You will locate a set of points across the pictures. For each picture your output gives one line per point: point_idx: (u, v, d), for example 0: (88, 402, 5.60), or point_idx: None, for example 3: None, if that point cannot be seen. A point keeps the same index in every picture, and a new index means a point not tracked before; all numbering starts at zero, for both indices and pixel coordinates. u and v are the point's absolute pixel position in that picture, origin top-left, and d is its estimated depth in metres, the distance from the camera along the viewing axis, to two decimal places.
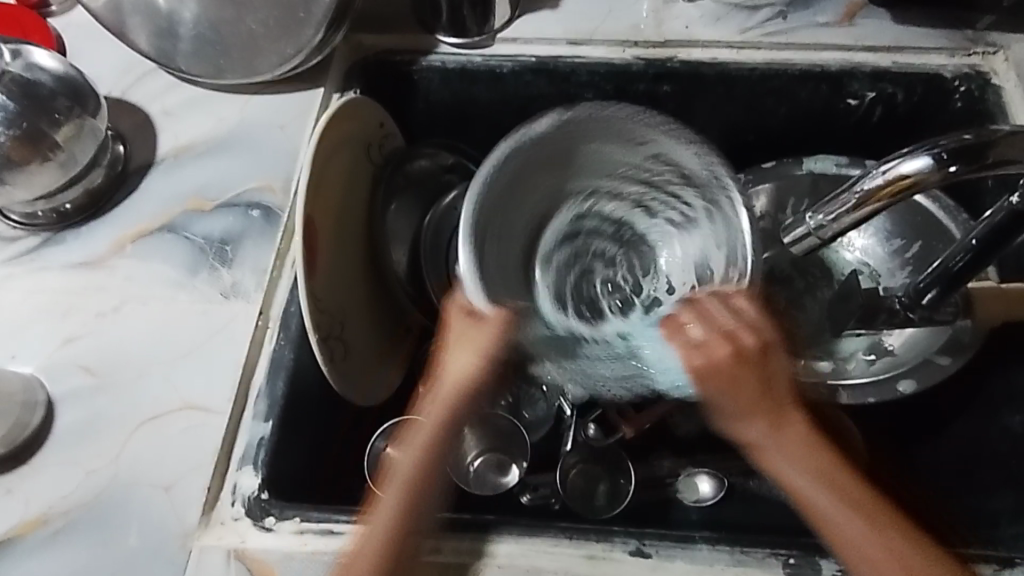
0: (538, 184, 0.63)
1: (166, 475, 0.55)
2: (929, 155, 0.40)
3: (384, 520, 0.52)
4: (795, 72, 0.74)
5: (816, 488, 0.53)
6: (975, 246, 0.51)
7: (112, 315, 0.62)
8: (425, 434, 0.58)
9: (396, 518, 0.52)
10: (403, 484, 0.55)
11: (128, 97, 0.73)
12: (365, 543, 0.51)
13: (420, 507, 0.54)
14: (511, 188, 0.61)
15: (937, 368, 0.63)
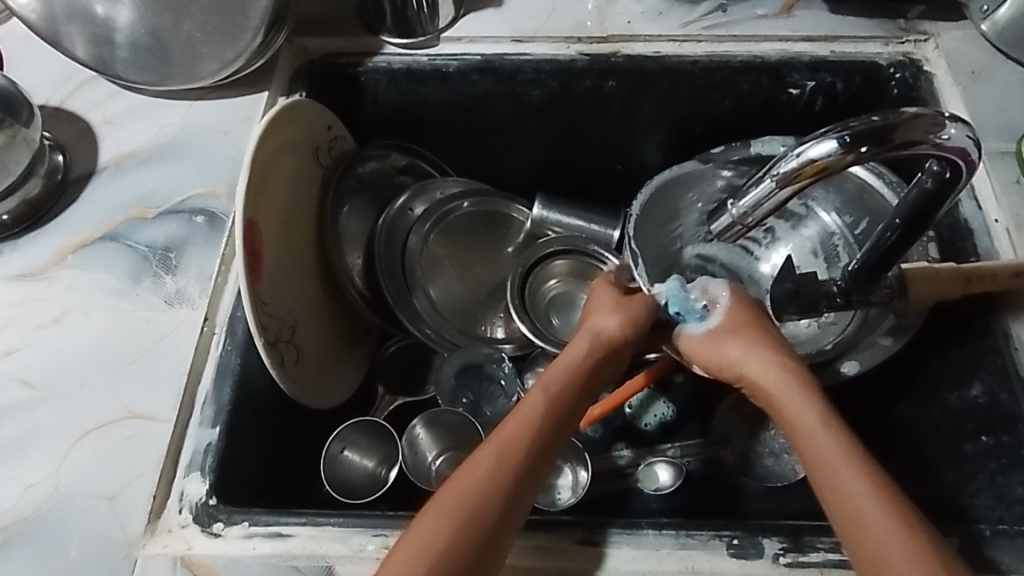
0: (663, 223, 0.77)
1: (110, 485, 0.54)
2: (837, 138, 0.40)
3: (508, 430, 0.50)
4: (736, 64, 0.75)
5: (847, 464, 0.45)
6: (899, 224, 0.51)
7: (53, 326, 0.61)
8: (571, 364, 0.56)
9: (515, 440, 0.50)
10: (534, 409, 0.52)
11: (67, 106, 0.73)
12: (507, 453, 0.49)
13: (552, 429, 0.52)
14: (654, 222, 0.75)
15: (879, 348, 0.64)
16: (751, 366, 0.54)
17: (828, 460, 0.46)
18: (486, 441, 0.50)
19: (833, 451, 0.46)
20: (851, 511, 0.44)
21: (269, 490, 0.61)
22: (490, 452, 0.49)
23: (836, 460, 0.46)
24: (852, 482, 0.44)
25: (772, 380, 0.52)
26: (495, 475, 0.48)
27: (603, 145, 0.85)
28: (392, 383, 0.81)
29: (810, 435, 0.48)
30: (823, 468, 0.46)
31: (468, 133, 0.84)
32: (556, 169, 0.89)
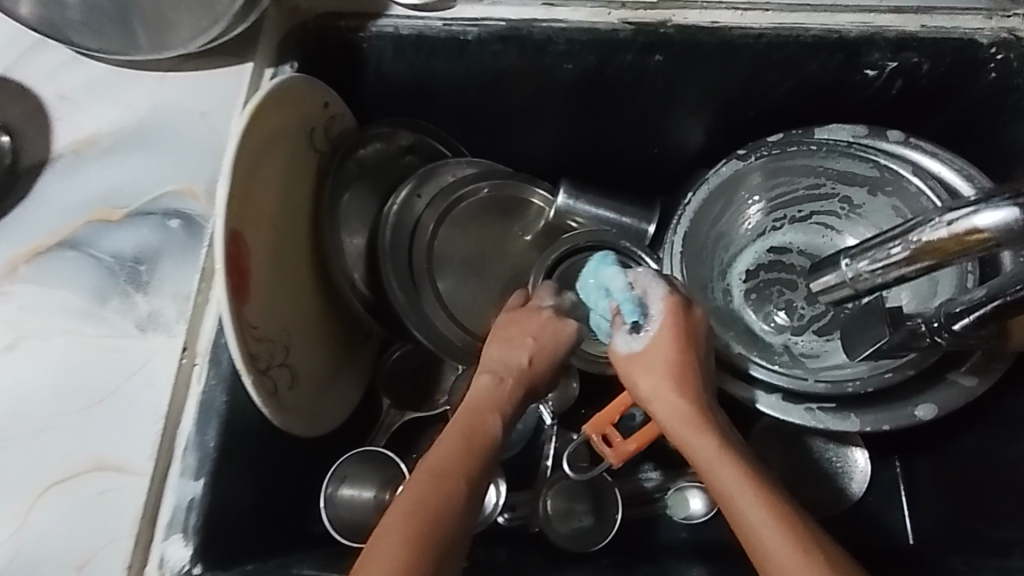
0: (719, 225, 0.70)
1: (79, 551, 0.47)
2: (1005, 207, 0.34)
3: (422, 478, 0.46)
4: (808, 39, 0.63)
5: (780, 532, 0.44)
6: None
7: (8, 354, 0.52)
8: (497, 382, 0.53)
9: (434, 494, 0.45)
10: (455, 447, 0.48)
11: (14, 76, 0.61)
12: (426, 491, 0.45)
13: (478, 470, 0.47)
14: (701, 231, 0.67)
15: (960, 390, 0.56)
16: (658, 396, 0.53)
17: (764, 534, 0.44)
18: (404, 492, 0.45)
19: (760, 516, 0.44)
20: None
21: (262, 538, 0.55)
22: (410, 505, 0.44)
23: (764, 527, 0.44)
24: (784, 555, 0.43)
25: (674, 421, 0.51)
26: (413, 534, 0.43)
27: (639, 127, 0.74)
28: (398, 396, 0.72)
29: (739, 500, 0.46)
30: (761, 540, 0.44)
31: (487, 110, 0.72)
32: (582, 151, 0.78)
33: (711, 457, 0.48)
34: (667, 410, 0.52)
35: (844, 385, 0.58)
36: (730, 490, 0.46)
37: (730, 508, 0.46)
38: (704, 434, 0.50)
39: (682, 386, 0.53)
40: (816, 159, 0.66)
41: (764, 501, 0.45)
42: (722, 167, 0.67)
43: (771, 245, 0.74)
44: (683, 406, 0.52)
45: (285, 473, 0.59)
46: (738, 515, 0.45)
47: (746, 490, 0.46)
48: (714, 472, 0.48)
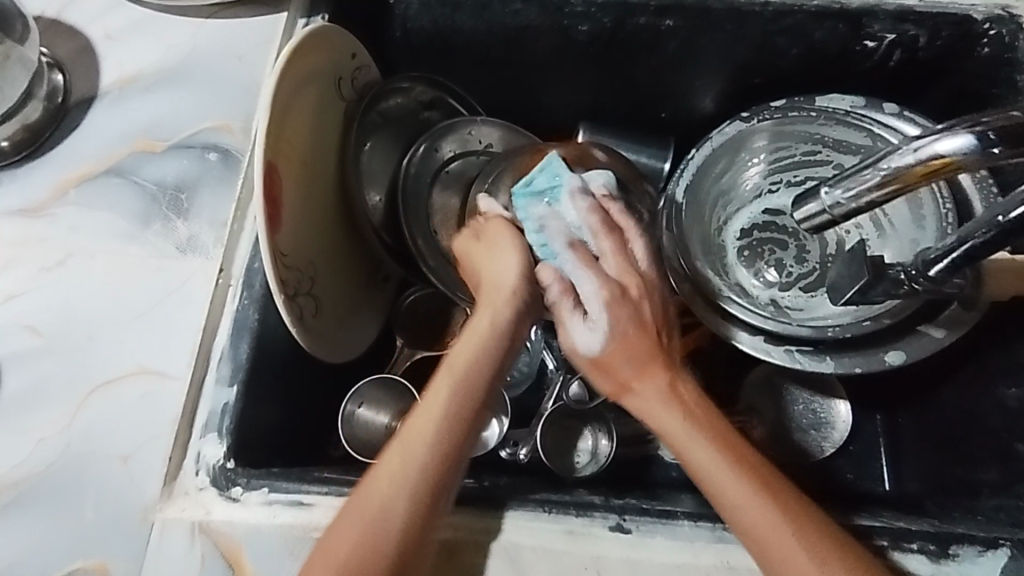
0: (719, 186, 0.74)
1: (124, 445, 0.52)
2: (971, 134, 0.34)
3: (416, 448, 0.48)
4: (812, 8, 0.66)
5: (744, 492, 0.48)
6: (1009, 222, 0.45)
7: (57, 270, 0.57)
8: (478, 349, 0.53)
9: (415, 466, 0.47)
10: (440, 412, 0.50)
11: (65, 17, 0.65)
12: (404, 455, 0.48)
13: (462, 430, 0.50)
14: (700, 189, 0.72)
15: (931, 340, 0.60)
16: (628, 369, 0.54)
17: (741, 497, 0.47)
18: (388, 465, 0.48)
19: (731, 480, 0.48)
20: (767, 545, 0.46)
21: (286, 448, 0.59)
22: (398, 477, 0.47)
23: (728, 488, 0.48)
24: (754, 517, 0.47)
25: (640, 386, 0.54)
26: (397, 504, 0.46)
27: (649, 90, 0.77)
28: (412, 336, 0.76)
29: (710, 472, 0.49)
30: (739, 506, 0.47)
31: (505, 68, 0.76)
32: (594, 113, 0.81)
33: (679, 428, 0.51)
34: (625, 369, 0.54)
35: (827, 331, 0.62)
36: (699, 456, 0.50)
37: (709, 481, 0.49)
38: (665, 406, 0.52)
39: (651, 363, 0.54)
40: (813, 125, 0.70)
41: (733, 466, 0.49)
42: (725, 128, 0.72)
43: (767, 206, 0.76)
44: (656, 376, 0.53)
45: (307, 395, 0.64)
46: (721, 490, 0.48)
47: (715, 458, 0.49)
48: (678, 439, 0.51)
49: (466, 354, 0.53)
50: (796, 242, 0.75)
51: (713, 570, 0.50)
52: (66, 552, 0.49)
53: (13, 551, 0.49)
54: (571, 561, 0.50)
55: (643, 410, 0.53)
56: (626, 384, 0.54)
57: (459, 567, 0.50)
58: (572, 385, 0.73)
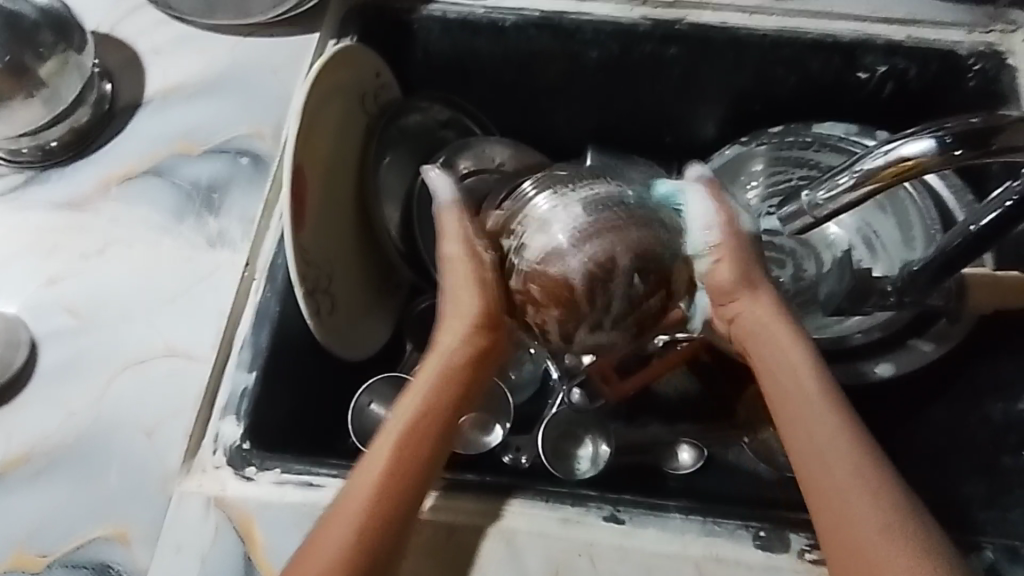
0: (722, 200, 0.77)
1: (149, 421, 0.56)
2: (932, 138, 0.41)
3: (348, 512, 0.46)
4: (808, 40, 0.70)
5: (847, 469, 0.44)
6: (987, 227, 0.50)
7: (98, 258, 0.62)
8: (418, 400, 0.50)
9: (353, 535, 0.45)
10: (369, 489, 0.47)
11: (117, 32, 0.71)
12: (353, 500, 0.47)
13: (407, 492, 0.48)
14: None
15: (919, 353, 0.63)
16: (764, 326, 0.51)
17: (825, 458, 0.45)
18: (329, 530, 0.46)
19: (832, 455, 0.45)
20: (839, 512, 0.43)
21: (299, 436, 0.62)
22: (339, 536, 0.45)
23: (836, 442, 0.45)
24: (845, 485, 0.44)
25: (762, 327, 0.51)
26: (346, 562, 0.45)
27: (654, 114, 0.81)
28: (421, 340, 0.78)
29: (814, 434, 0.46)
30: (823, 476, 0.45)
31: (516, 90, 0.80)
32: (601, 136, 0.85)
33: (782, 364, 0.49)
34: (776, 327, 0.51)
35: (817, 339, 0.65)
36: (819, 421, 0.46)
37: (813, 460, 0.45)
38: (787, 331, 0.50)
39: (771, 308, 0.51)
40: (808, 149, 0.75)
41: (840, 433, 0.46)
42: (729, 147, 0.77)
43: None
44: (768, 317, 0.51)
45: (319, 387, 0.67)
46: (821, 453, 0.45)
47: (818, 400, 0.47)
48: (797, 380, 0.48)
49: (403, 410, 0.50)
50: None
51: (703, 561, 0.51)
52: (92, 514, 0.53)
53: (44, 511, 0.54)
54: (565, 546, 0.52)
55: (748, 329, 0.51)
56: (742, 316, 0.52)
57: (456, 546, 0.52)
58: (573, 392, 0.73)
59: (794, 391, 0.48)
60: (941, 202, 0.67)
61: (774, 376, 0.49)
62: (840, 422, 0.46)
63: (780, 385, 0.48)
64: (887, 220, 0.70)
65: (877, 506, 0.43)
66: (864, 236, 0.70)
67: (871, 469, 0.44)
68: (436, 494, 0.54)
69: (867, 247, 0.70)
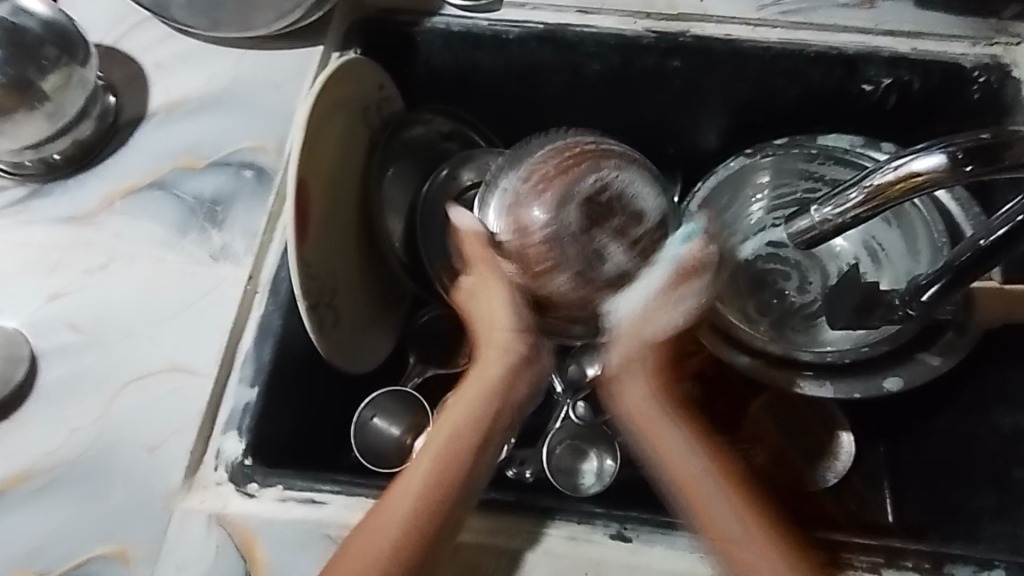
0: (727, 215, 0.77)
1: (151, 437, 0.55)
2: (942, 153, 0.41)
3: (393, 524, 0.49)
4: (811, 53, 0.70)
5: (718, 477, 0.53)
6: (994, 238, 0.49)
7: (101, 273, 0.62)
8: (460, 420, 0.55)
9: (393, 549, 0.49)
10: (405, 508, 0.50)
11: (120, 46, 0.71)
12: (386, 520, 0.50)
13: (437, 519, 0.50)
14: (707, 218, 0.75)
15: (927, 367, 0.61)
16: (655, 419, 0.56)
17: (703, 478, 0.53)
18: (363, 543, 0.49)
19: (739, 524, 0.50)
20: (741, 560, 0.49)
21: (300, 452, 0.62)
22: (382, 550, 0.48)
23: (705, 472, 0.53)
24: (742, 534, 0.50)
25: (646, 409, 0.56)
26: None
27: (657, 126, 0.81)
28: (424, 353, 0.77)
29: (710, 505, 0.51)
30: (739, 545, 0.50)
31: (520, 103, 0.80)
32: None
33: (693, 455, 0.54)
34: (639, 398, 0.57)
35: (826, 356, 0.63)
36: (670, 442, 0.55)
37: (721, 529, 0.50)
38: (635, 373, 0.57)
39: (650, 376, 0.58)
40: (814, 161, 0.73)
41: (730, 501, 0.51)
42: (732, 160, 0.75)
43: (769, 240, 0.77)
44: (647, 400, 0.57)
45: (323, 401, 0.67)
46: (710, 504, 0.51)
47: (679, 436, 0.55)
48: (679, 458, 0.54)
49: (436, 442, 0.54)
50: (799, 272, 0.76)
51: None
52: (93, 532, 0.53)
53: (43, 530, 0.53)
54: (572, 563, 0.51)
55: (643, 420, 0.56)
56: (623, 398, 0.57)
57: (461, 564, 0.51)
58: (578, 405, 0.71)
59: (639, 419, 0.56)
60: (950, 215, 0.65)
61: (668, 451, 0.54)
62: (719, 478, 0.53)
63: (643, 438, 0.56)
64: (892, 234, 0.70)
65: (775, 553, 0.49)
66: (870, 248, 0.73)
67: (761, 519, 0.51)
68: None
69: (876, 257, 0.72)
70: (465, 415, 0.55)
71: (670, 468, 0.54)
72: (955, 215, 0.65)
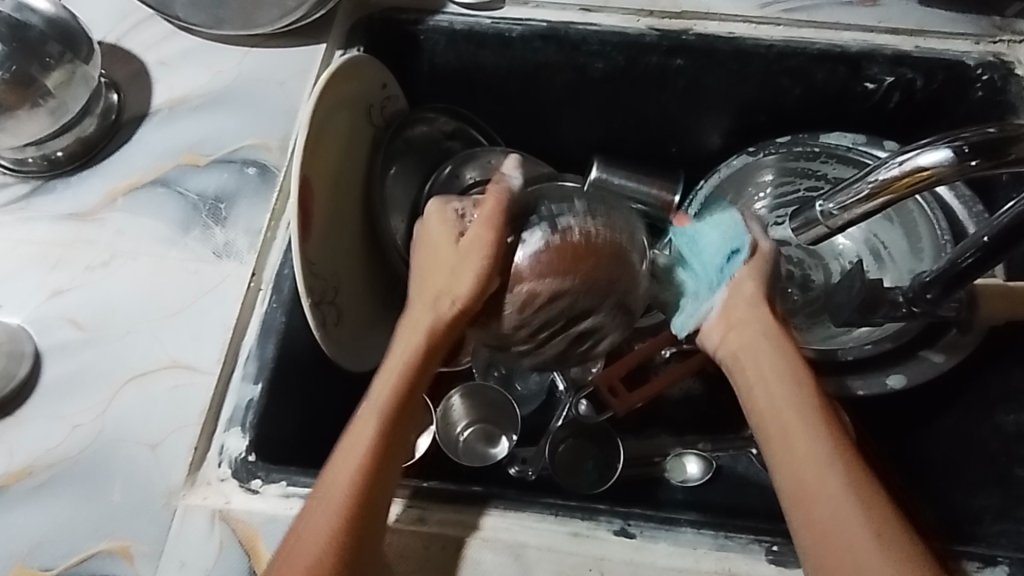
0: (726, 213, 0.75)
1: (153, 434, 0.55)
2: (948, 147, 0.40)
3: (334, 495, 0.47)
4: (814, 51, 0.70)
5: (825, 447, 0.44)
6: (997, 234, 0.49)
7: (103, 270, 0.62)
8: (394, 380, 0.52)
9: (334, 521, 0.46)
10: (350, 476, 0.48)
11: (123, 44, 0.71)
12: (330, 490, 0.47)
13: (373, 486, 0.48)
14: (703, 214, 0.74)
15: (931, 365, 0.62)
16: (756, 351, 0.49)
17: (802, 443, 0.44)
18: (311, 518, 0.46)
19: (822, 466, 0.43)
20: (816, 501, 0.43)
21: (303, 449, 0.62)
22: (323, 528, 0.46)
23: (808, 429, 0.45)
24: (839, 503, 0.42)
25: (766, 373, 0.48)
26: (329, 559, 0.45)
27: (660, 125, 0.81)
28: None
29: (804, 467, 0.44)
30: (822, 492, 0.43)
31: (522, 101, 0.80)
32: (607, 147, 0.85)
33: (772, 386, 0.47)
34: (778, 367, 0.48)
35: (830, 353, 0.64)
36: (767, 398, 0.47)
37: (798, 471, 0.44)
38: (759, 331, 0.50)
39: (747, 309, 0.51)
40: (816, 160, 0.74)
41: (829, 466, 0.43)
42: (734, 159, 0.76)
43: (772, 236, 0.74)
44: (781, 358, 0.48)
45: (326, 399, 0.67)
46: (800, 446, 0.44)
47: (797, 400, 0.46)
48: (771, 416, 0.46)
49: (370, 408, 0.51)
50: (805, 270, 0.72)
51: None
52: (94, 529, 0.53)
53: (46, 526, 0.53)
54: (574, 561, 0.51)
55: (742, 355, 0.50)
56: (751, 368, 0.49)
57: (463, 562, 0.51)
58: (580, 404, 0.72)
59: (758, 382, 0.48)
60: (952, 211, 0.66)
61: (768, 410, 0.47)
62: (825, 445, 0.44)
63: (760, 390, 0.48)
64: (893, 233, 0.70)
65: (868, 510, 0.41)
66: (872, 246, 0.73)
67: (852, 465, 0.43)
68: (442, 507, 0.53)
69: (879, 257, 0.72)
70: (406, 354, 0.53)
71: (773, 429, 0.46)
72: (958, 212, 0.65)
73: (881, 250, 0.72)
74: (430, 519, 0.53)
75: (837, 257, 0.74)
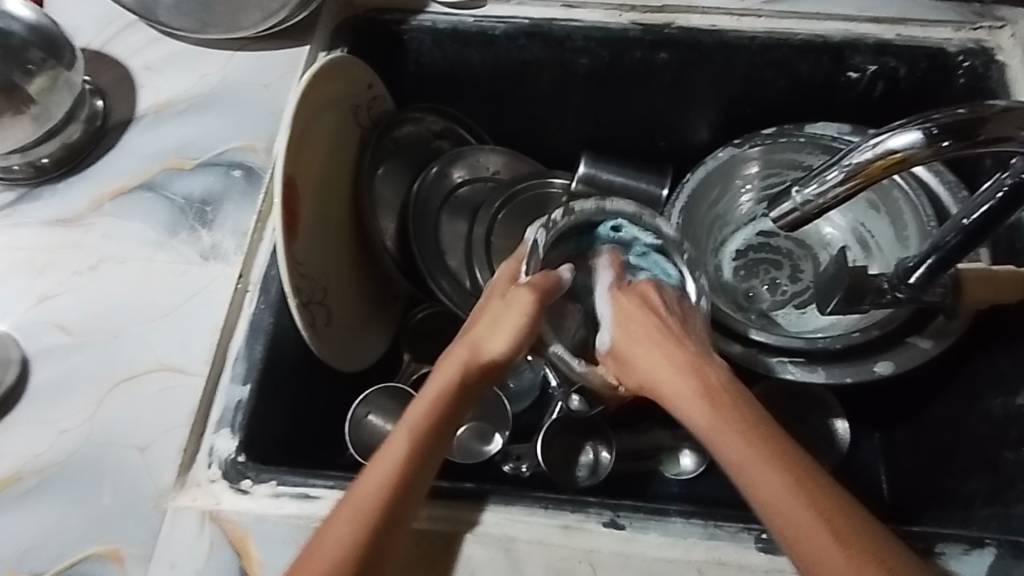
0: (715, 209, 0.76)
1: (143, 436, 0.55)
2: (919, 130, 0.41)
3: (352, 509, 0.46)
4: (796, 42, 0.70)
5: (748, 448, 0.45)
6: (978, 217, 0.49)
7: (90, 274, 0.62)
8: (428, 406, 0.51)
9: (353, 532, 0.45)
10: (377, 483, 0.47)
11: (108, 50, 0.72)
12: (357, 501, 0.47)
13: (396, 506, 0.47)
14: (694, 211, 0.74)
15: (918, 351, 0.61)
16: (679, 393, 0.50)
17: (729, 445, 0.46)
18: (332, 529, 0.46)
19: (783, 493, 0.43)
20: (760, 492, 0.44)
21: (294, 449, 0.62)
22: (339, 537, 0.45)
23: (724, 430, 0.47)
24: (776, 497, 0.43)
25: (679, 388, 0.50)
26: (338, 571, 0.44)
27: (646, 119, 0.81)
28: (418, 350, 0.77)
29: (739, 467, 0.45)
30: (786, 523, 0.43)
31: (508, 99, 0.80)
32: (594, 144, 0.85)
33: (705, 424, 0.48)
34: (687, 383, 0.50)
35: (818, 342, 0.62)
36: (692, 408, 0.49)
37: (763, 503, 0.44)
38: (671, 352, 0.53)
39: (668, 356, 0.52)
40: (804, 152, 0.72)
41: (767, 465, 0.44)
42: (719, 153, 0.74)
43: (760, 230, 0.77)
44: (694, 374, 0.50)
45: (316, 400, 0.67)
46: (744, 483, 0.45)
47: (708, 403, 0.48)
48: (703, 422, 0.48)
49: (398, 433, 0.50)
50: (791, 262, 0.76)
51: (704, 566, 0.51)
52: (86, 531, 0.53)
53: (36, 531, 0.53)
54: (564, 554, 0.51)
55: (677, 399, 0.50)
56: (669, 386, 0.51)
57: (454, 558, 0.51)
58: (572, 399, 0.69)
59: (675, 386, 0.50)
60: (936, 195, 0.65)
61: (692, 413, 0.49)
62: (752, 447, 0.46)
63: (684, 397, 0.50)
64: (878, 223, 0.71)
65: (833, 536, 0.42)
66: (860, 235, 0.73)
67: (809, 489, 0.43)
68: (431, 503, 0.53)
69: (865, 245, 0.73)
70: (450, 381, 0.52)
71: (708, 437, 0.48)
72: (941, 195, 0.65)
73: (867, 239, 0.73)
74: (420, 515, 0.52)
75: (825, 249, 0.76)
